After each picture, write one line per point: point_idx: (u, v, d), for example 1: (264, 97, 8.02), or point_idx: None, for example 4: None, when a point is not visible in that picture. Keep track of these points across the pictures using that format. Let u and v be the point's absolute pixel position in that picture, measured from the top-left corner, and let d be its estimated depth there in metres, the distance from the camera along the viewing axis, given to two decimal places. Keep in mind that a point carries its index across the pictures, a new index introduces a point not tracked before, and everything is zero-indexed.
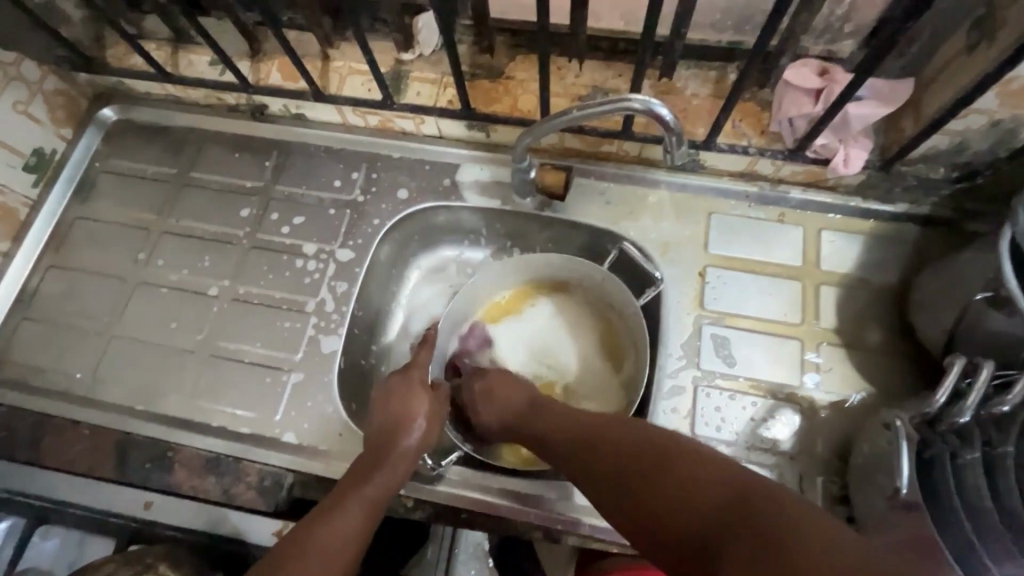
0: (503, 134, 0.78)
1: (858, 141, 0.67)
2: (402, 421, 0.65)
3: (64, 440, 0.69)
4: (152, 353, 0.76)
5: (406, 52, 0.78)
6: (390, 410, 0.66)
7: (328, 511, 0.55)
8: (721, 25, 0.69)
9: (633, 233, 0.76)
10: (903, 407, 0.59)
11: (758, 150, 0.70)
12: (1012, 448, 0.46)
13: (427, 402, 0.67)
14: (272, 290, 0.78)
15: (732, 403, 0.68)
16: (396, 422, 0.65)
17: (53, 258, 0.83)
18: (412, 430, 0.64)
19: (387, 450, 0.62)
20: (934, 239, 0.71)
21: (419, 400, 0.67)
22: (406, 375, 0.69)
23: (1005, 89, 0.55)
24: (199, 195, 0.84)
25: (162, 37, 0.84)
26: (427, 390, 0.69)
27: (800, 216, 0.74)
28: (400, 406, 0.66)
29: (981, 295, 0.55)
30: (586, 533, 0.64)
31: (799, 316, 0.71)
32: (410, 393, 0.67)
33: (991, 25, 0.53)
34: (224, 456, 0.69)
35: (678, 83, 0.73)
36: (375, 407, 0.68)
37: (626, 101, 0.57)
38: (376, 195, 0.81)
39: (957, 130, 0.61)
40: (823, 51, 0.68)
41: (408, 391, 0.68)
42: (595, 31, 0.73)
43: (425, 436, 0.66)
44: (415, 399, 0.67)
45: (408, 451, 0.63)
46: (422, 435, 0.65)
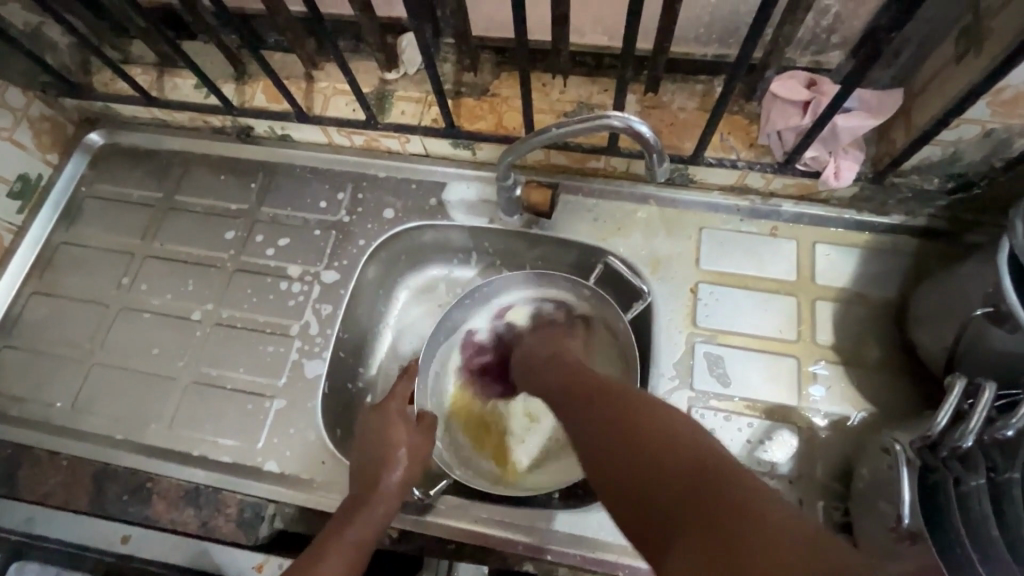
0: (488, 152, 0.77)
1: (847, 153, 0.65)
2: (384, 455, 0.63)
3: (40, 473, 0.68)
4: (133, 380, 0.74)
5: (390, 71, 0.77)
6: (371, 441, 0.65)
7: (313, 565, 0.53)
8: (706, 38, 0.68)
9: (622, 249, 0.74)
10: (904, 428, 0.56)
11: (747, 164, 0.69)
12: (1018, 475, 0.43)
13: (402, 432, 0.66)
14: (256, 314, 0.76)
15: (728, 424, 0.65)
16: (379, 456, 0.63)
17: (37, 285, 0.82)
18: (394, 467, 0.62)
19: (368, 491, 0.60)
20: (933, 252, 0.69)
21: (398, 430, 0.66)
22: (383, 409, 0.68)
23: (997, 98, 0.53)
24: (183, 218, 0.83)
25: (148, 62, 0.84)
26: (408, 426, 0.67)
27: (793, 229, 0.72)
28: (384, 438, 0.65)
29: (980, 310, 0.53)
30: (580, 564, 0.61)
31: (795, 332, 0.69)
32: (388, 424, 0.67)
33: (979, 34, 0.52)
34: (204, 487, 0.67)
35: (665, 97, 0.72)
36: (356, 445, 0.66)
37: (605, 118, 0.55)
38: (362, 215, 0.80)
39: (950, 140, 0.59)
40: (810, 63, 0.67)
41: (386, 423, 0.67)
42: (579, 48, 0.73)
43: (410, 465, 0.64)
44: (395, 430, 0.66)
45: (392, 489, 0.61)
46: (405, 470, 0.63)
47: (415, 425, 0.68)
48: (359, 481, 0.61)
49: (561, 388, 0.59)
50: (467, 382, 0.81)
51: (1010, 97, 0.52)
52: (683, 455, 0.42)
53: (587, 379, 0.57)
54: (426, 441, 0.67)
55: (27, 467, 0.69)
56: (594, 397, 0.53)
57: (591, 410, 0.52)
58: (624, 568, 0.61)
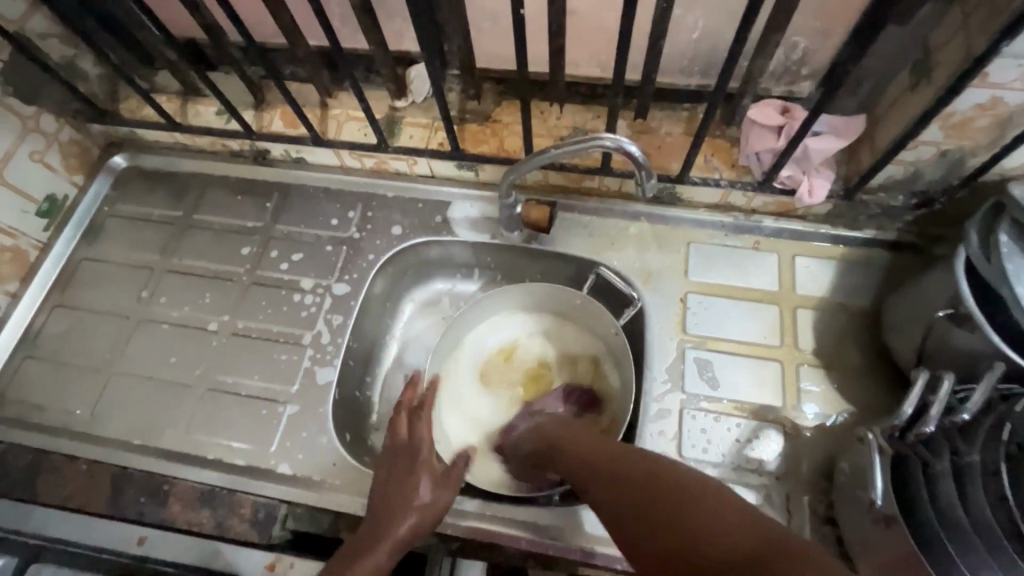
0: (491, 173, 0.83)
1: (820, 172, 0.71)
2: (399, 498, 0.61)
3: (61, 476, 0.71)
4: (150, 387, 0.78)
5: (399, 99, 0.84)
6: (387, 484, 0.64)
7: None
8: (689, 70, 0.75)
9: (615, 261, 0.79)
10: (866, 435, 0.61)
11: (729, 182, 0.75)
12: (977, 458, 0.47)
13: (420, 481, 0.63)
14: (270, 324, 0.80)
15: (718, 424, 0.69)
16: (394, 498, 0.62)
17: (59, 298, 0.86)
18: (408, 514, 0.60)
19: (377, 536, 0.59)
20: (902, 263, 0.75)
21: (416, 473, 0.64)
22: (400, 450, 0.67)
23: (947, 122, 0.59)
24: (201, 235, 0.88)
25: (172, 90, 0.90)
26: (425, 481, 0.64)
27: (775, 243, 0.78)
28: (399, 483, 0.63)
29: (942, 312, 0.58)
30: (581, 559, 0.64)
31: (779, 338, 0.73)
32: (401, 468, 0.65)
33: (927, 66, 0.58)
34: (220, 488, 0.69)
35: (653, 123, 0.79)
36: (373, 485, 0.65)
37: (598, 139, 0.61)
38: (371, 232, 0.85)
39: (910, 160, 0.65)
40: (784, 92, 0.73)
41: (402, 465, 0.65)
42: (573, 78, 0.80)
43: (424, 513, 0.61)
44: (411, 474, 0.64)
45: (402, 535, 0.59)
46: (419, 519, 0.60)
47: (435, 475, 0.64)
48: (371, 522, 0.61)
49: (576, 457, 0.60)
50: (467, 389, 0.84)
51: (959, 121, 0.58)
52: (722, 531, 0.42)
53: (599, 451, 0.58)
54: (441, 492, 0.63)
55: (48, 472, 0.72)
56: (625, 470, 0.53)
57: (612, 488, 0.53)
58: (622, 561, 0.64)
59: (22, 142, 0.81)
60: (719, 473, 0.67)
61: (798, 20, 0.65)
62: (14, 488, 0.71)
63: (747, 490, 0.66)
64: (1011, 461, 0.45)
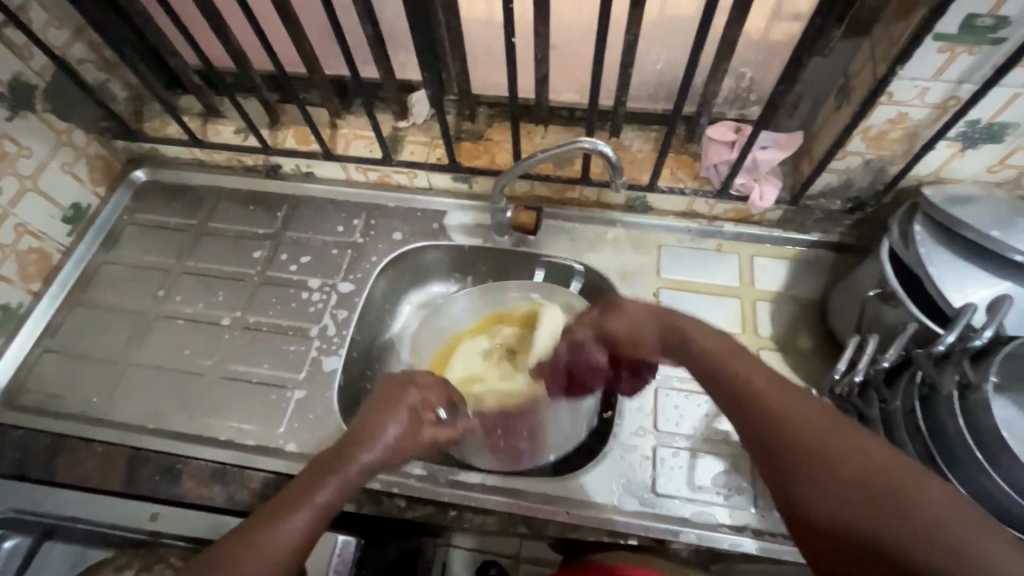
0: (483, 185, 0.93)
1: (769, 180, 0.82)
2: (366, 433, 0.60)
3: (77, 458, 0.76)
4: (164, 376, 0.83)
5: (402, 120, 0.94)
6: (365, 417, 0.62)
7: (242, 530, 0.50)
8: (656, 96, 0.87)
9: (595, 262, 0.89)
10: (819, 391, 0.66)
11: (693, 191, 0.85)
12: (899, 403, 0.56)
13: (413, 433, 0.63)
14: (280, 319, 0.87)
15: (688, 401, 0.77)
16: (361, 432, 0.60)
17: (78, 297, 0.91)
18: (370, 448, 0.59)
19: (340, 463, 0.56)
20: (844, 262, 0.86)
21: (395, 405, 0.64)
22: (393, 382, 0.68)
23: (867, 135, 0.71)
24: (216, 240, 0.95)
25: (195, 111, 0.99)
26: (420, 438, 0.64)
27: (734, 245, 0.89)
28: (382, 418, 0.62)
29: (873, 292, 0.68)
30: (566, 520, 0.70)
31: (740, 326, 0.83)
32: (393, 405, 0.64)
33: (849, 89, 0.70)
34: (230, 466, 0.75)
35: (625, 141, 0.90)
36: (365, 406, 0.64)
37: (578, 142, 0.71)
38: (374, 237, 0.94)
39: (841, 169, 0.76)
40: (736, 115, 0.85)
41: (387, 394, 0.65)
42: (556, 103, 0.91)
43: (387, 449, 0.60)
44: (391, 408, 0.63)
45: (363, 467, 0.57)
46: (378, 458, 0.59)
47: (428, 428, 0.66)
48: (350, 461, 0.57)
49: (764, 392, 0.51)
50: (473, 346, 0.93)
51: (875, 134, 0.70)
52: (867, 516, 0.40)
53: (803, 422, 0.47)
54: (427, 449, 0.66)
55: (66, 454, 0.76)
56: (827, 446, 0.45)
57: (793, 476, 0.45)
58: (605, 521, 0.69)
59: (56, 154, 0.89)
60: (691, 444, 0.74)
61: (743, 54, 0.78)
62: (33, 470, 0.76)
63: (716, 458, 0.73)
64: (922, 402, 0.54)
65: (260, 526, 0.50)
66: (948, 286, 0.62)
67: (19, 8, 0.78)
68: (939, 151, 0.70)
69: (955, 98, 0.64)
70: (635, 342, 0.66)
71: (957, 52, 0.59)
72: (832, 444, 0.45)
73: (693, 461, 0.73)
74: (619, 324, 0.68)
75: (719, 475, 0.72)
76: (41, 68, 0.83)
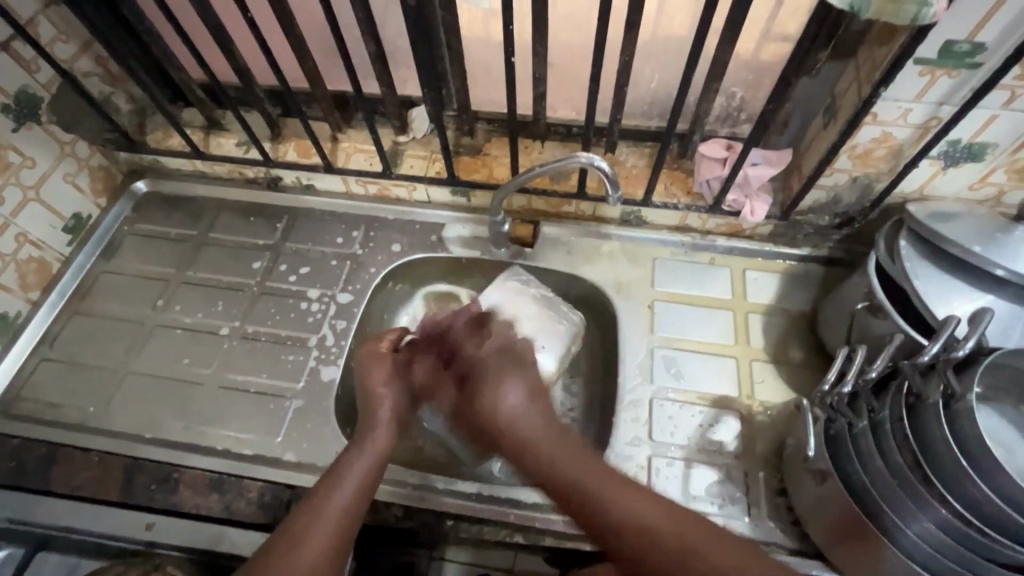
0: (481, 199, 0.95)
1: (760, 196, 0.85)
2: (369, 404, 0.70)
3: (74, 466, 0.76)
4: (162, 386, 0.84)
5: (402, 135, 0.96)
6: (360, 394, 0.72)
7: (306, 512, 0.55)
8: (649, 113, 0.89)
9: (591, 274, 0.90)
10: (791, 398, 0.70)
11: (686, 207, 0.88)
12: (887, 411, 0.57)
13: (405, 386, 0.74)
14: (279, 329, 0.88)
15: (683, 411, 0.78)
16: (364, 407, 0.70)
17: (77, 307, 0.92)
18: (380, 409, 0.69)
19: (362, 430, 0.66)
20: (834, 276, 0.88)
21: (382, 367, 0.74)
22: (371, 352, 0.75)
23: (853, 153, 0.73)
24: (216, 251, 0.96)
25: (197, 124, 1.00)
26: (400, 378, 0.74)
27: (727, 259, 0.91)
28: (385, 376, 0.73)
29: (861, 305, 0.70)
30: (562, 530, 0.70)
31: (733, 338, 0.84)
32: (379, 361, 0.74)
33: (834, 109, 0.73)
34: (227, 475, 0.75)
35: (620, 156, 0.92)
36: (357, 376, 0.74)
37: (574, 158, 0.73)
38: (373, 249, 0.95)
39: (830, 186, 0.79)
40: (727, 132, 0.88)
41: (372, 363, 0.74)
42: (553, 120, 0.93)
43: (393, 404, 0.70)
44: (381, 368, 0.73)
45: (381, 424, 0.67)
46: (391, 410, 0.70)
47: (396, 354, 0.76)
48: (378, 428, 0.66)
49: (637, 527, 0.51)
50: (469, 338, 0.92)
51: (861, 152, 0.73)
52: None
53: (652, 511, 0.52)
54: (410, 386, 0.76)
55: (61, 463, 0.76)
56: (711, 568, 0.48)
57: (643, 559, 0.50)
58: None
59: (59, 165, 0.90)
60: (685, 454, 0.76)
61: (733, 75, 0.81)
62: (28, 478, 0.75)
63: (709, 468, 0.74)
64: (908, 410, 0.55)
65: (303, 522, 0.53)
66: (932, 299, 0.64)
67: (28, 23, 0.80)
68: (922, 169, 0.72)
69: (936, 118, 0.66)
70: (494, 424, 0.62)
71: (936, 75, 0.62)
72: (684, 540, 0.50)
73: (688, 471, 0.75)
74: (511, 400, 0.63)
75: (712, 485, 0.73)
76: (47, 81, 0.85)
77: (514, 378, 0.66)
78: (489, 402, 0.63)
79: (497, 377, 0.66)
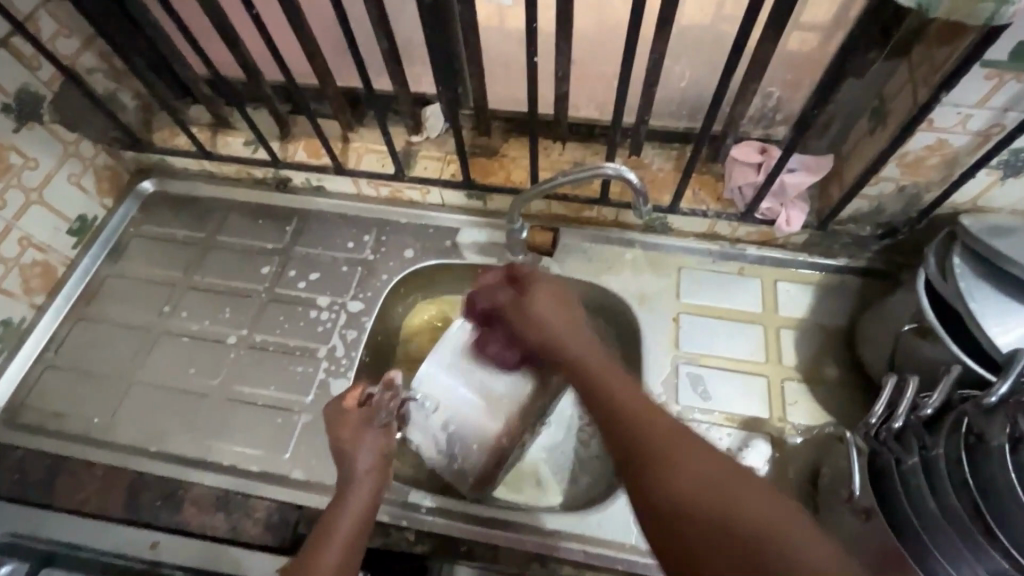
0: (498, 203, 0.91)
1: (796, 205, 0.79)
2: (344, 459, 0.63)
3: (78, 479, 0.74)
4: (169, 396, 0.81)
5: (415, 135, 0.92)
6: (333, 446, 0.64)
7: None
8: (678, 113, 0.84)
9: (614, 284, 0.85)
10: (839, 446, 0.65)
11: (715, 214, 0.83)
12: (942, 450, 0.53)
13: (377, 436, 0.65)
14: (287, 338, 0.85)
15: (710, 433, 0.75)
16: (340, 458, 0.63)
17: (83, 311, 0.89)
18: (359, 457, 0.63)
19: (345, 482, 0.61)
20: (873, 288, 0.82)
21: (351, 421, 0.65)
22: (336, 405, 0.66)
23: (903, 161, 0.67)
24: (223, 254, 0.93)
25: (204, 121, 0.97)
26: (372, 429, 0.65)
27: (757, 269, 0.85)
28: (356, 423, 0.65)
29: (908, 326, 0.65)
30: (582, 559, 0.67)
31: (763, 355, 0.79)
32: (341, 422, 0.65)
33: (883, 112, 0.68)
34: (233, 493, 0.72)
35: (646, 159, 0.87)
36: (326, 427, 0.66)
37: (601, 168, 0.69)
38: (385, 254, 0.91)
39: (874, 195, 0.73)
40: (762, 134, 0.82)
41: (339, 421, 0.65)
42: (574, 119, 0.88)
43: (376, 444, 0.64)
44: (348, 421, 0.65)
45: (364, 472, 0.62)
46: (373, 453, 0.63)
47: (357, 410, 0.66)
48: (358, 481, 0.61)
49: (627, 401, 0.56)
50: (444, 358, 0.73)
51: (912, 160, 0.67)
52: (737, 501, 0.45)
53: (637, 399, 0.55)
54: (387, 431, 0.66)
55: (66, 475, 0.75)
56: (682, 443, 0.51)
57: (641, 458, 0.50)
58: (622, 561, 0.67)
59: (62, 165, 0.87)
60: None
61: (771, 73, 0.75)
62: (34, 492, 0.74)
63: None
64: (968, 452, 0.51)
65: None
66: (986, 318, 0.59)
67: (28, 17, 0.76)
68: (977, 180, 0.66)
69: (999, 125, 0.61)
70: (531, 322, 0.66)
71: (1004, 79, 0.56)
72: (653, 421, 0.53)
73: None
74: (543, 309, 0.66)
75: None
76: (48, 78, 0.81)
77: (551, 290, 0.67)
78: (530, 295, 0.67)
79: (535, 285, 0.68)
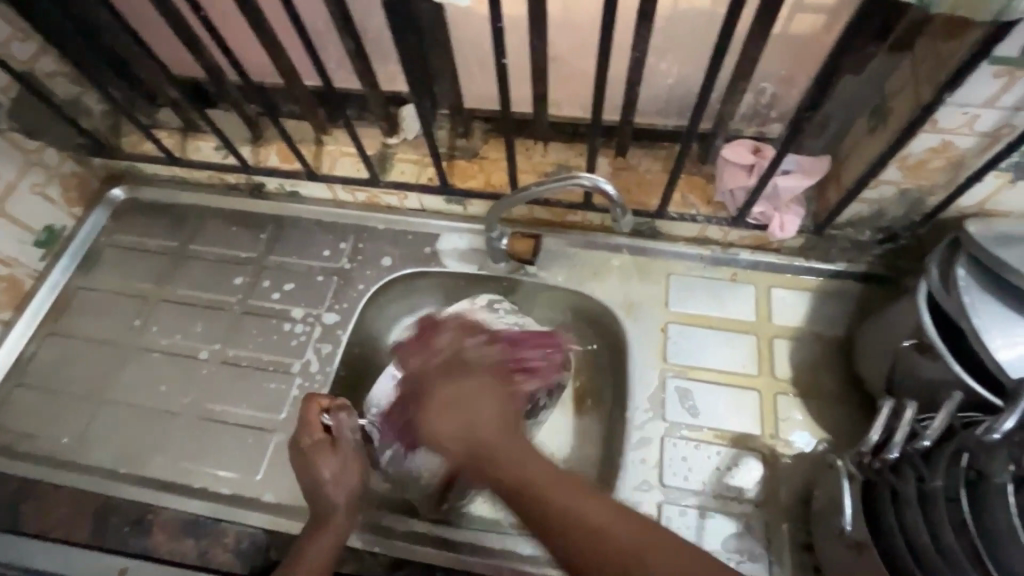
0: (478, 208, 0.87)
1: (790, 209, 0.75)
2: (318, 490, 0.64)
3: (45, 504, 0.72)
4: (140, 415, 0.79)
5: (391, 137, 0.87)
6: (305, 478, 0.65)
7: None
8: (666, 111, 0.79)
9: (600, 292, 0.81)
10: (828, 474, 0.62)
11: (705, 219, 0.78)
12: (939, 483, 0.49)
13: (350, 458, 0.66)
14: (261, 353, 0.82)
15: (697, 452, 0.71)
16: (311, 489, 0.64)
17: (52, 326, 0.87)
18: (330, 483, 0.63)
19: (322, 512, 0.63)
20: (873, 294, 0.78)
21: (322, 454, 0.65)
22: (304, 424, 0.66)
23: (904, 164, 0.63)
24: (195, 265, 0.89)
25: (172, 125, 0.93)
26: (340, 455, 0.65)
27: (751, 275, 0.81)
28: (326, 452, 0.65)
29: (907, 342, 0.61)
30: None
31: (756, 367, 0.76)
32: (311, 452, 0.65)
33: (884, 112, 0.63)
34: (203, 517, 0.70)
35: (632, 160, 0.83)
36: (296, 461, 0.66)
37: (576, 178, 0.65)
38: (362, 262, 0.87)
39: (873, 199, 0.69)
40: (755, 132, 0.77)
41: (307, 455, 0.65)
42: (557, 119, 0.83)
43: (347, 469, 0.65)
44: (320, 453, 0.65)
45: (338, 500, 0.63)
46: (345, 479, 0.64)
47: (321, 437, 0.66)
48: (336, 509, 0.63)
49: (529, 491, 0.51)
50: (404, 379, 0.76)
51: (914, 163, 0.62)
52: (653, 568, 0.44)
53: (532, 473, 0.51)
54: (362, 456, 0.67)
55: (34, 500, 0.73)
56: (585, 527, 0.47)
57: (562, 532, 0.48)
58: None
59: (24, 175, 0.83)
60: (700, 501, 0.69)
61: (764, 67, 0.70)
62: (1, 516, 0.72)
63: (727, 519, 0.68)
64: (969, 487, 0.47)
65: None
66: (989, 332, 0.55)
67: None
68: (985, 183, 0.62)
69: (1009, 125, 0.56)
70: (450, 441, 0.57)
71: (1017, 77, 0.51)
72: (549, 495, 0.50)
73: (702, 521, 0.68)
74: (450, 421, 0.57)
75: (730, 538, 0.67)
76: (3, 85, 0.78)
77: (460, 394, 0.59)
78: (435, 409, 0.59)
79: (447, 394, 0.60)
